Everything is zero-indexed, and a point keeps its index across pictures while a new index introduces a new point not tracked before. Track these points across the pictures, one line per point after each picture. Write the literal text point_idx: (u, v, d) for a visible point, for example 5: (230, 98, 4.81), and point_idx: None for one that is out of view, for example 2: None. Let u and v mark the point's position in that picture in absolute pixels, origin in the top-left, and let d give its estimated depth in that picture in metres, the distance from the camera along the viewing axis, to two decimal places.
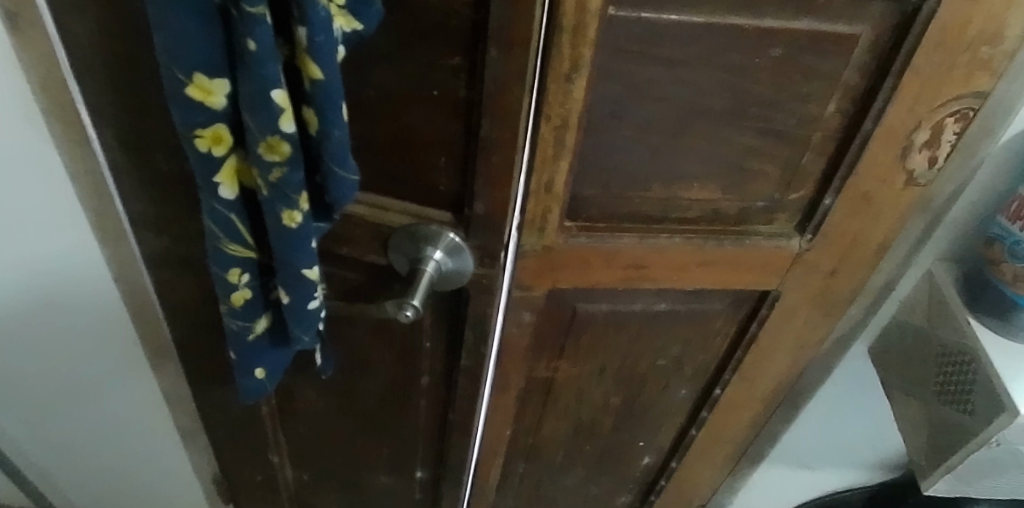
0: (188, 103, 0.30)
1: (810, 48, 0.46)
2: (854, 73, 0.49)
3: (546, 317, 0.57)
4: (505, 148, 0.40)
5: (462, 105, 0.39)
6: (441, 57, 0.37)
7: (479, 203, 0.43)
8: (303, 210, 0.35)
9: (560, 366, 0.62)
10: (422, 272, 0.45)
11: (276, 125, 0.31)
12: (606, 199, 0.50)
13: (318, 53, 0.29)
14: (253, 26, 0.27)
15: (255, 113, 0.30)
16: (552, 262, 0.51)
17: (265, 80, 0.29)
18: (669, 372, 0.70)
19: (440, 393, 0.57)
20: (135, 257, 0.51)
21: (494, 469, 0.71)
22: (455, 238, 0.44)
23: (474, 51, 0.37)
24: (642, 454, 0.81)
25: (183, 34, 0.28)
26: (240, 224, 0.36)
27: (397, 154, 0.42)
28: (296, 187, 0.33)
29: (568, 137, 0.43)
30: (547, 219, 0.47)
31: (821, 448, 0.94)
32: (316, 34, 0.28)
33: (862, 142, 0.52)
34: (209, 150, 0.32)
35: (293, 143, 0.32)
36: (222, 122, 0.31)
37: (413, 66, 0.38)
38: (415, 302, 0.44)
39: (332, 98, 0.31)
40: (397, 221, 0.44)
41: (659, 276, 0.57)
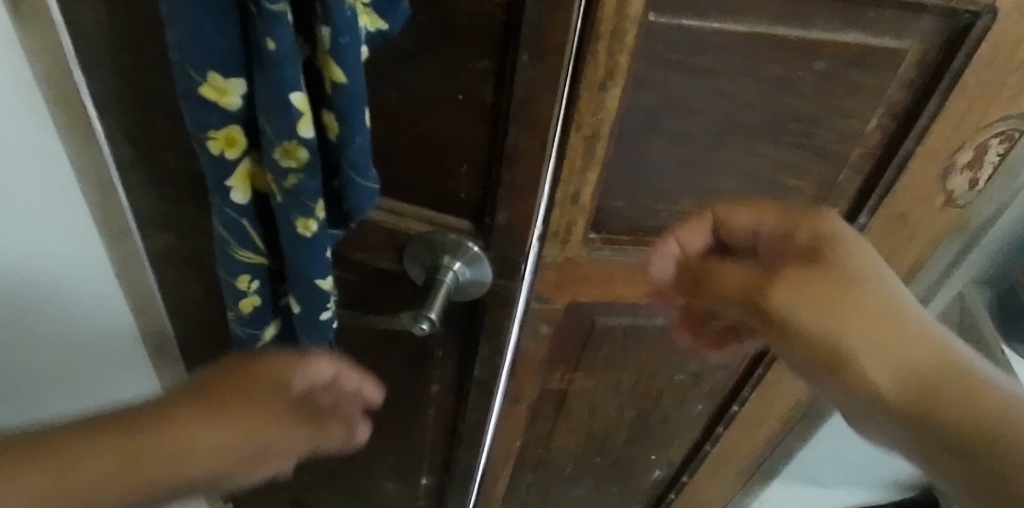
0: (201, 104, 0.29)
1: (855, 62, 0.43)
2: (898, 90, 0.46)
3: (564, 330, 0.54)
4: (531, 158, 0.38)
5: (488, 111, 0.37)
6: (469, 60, 0.35)
7: (501, 213, 0.40)
8: (320, 218, 0.33)
9: (575, 379, 0.60)
10: (439, 283, 0.42)
11: (294, 129, 0.29)
12: (633, 212, 0.48)
13: (341, 55, 0.27)
14: (272, 24, 0.25)
15: (273, 116, 0.28)
16: (573, 275, 0.49)
17: (284, 82, 0.27)
18: (686, 387, 0.68)
19: (450, 402, 0.55)
20: (141, 253, 0.50)
21: (501, 478, 0.69)
22: (474, 248, 0.42)
23: (504, 54, 0.34)
24: (652, 468, 0.79)
25: (198, 30, 0.26)
26: (251, 231, 0.34)
27: (416, 159, 0.40)
28: (313, 195, 0.31)
29: (599, 147, 0.41)
30: (571, 230, 0.45)
31: (836, 463, 0.92)
32: (341, 34, 0.26)
33: (902, 161, 0.50)
34: (222, 153, 0.31)
35: (311, 149, 0.30)
36: (236, 123, 0.30)
37: (438, 68, 0.36)
38: (432, 314, 0.42)
39: (355, 103, 0.29)
40: (414, 229, 0.43)
41: (682, 291, 0.55)
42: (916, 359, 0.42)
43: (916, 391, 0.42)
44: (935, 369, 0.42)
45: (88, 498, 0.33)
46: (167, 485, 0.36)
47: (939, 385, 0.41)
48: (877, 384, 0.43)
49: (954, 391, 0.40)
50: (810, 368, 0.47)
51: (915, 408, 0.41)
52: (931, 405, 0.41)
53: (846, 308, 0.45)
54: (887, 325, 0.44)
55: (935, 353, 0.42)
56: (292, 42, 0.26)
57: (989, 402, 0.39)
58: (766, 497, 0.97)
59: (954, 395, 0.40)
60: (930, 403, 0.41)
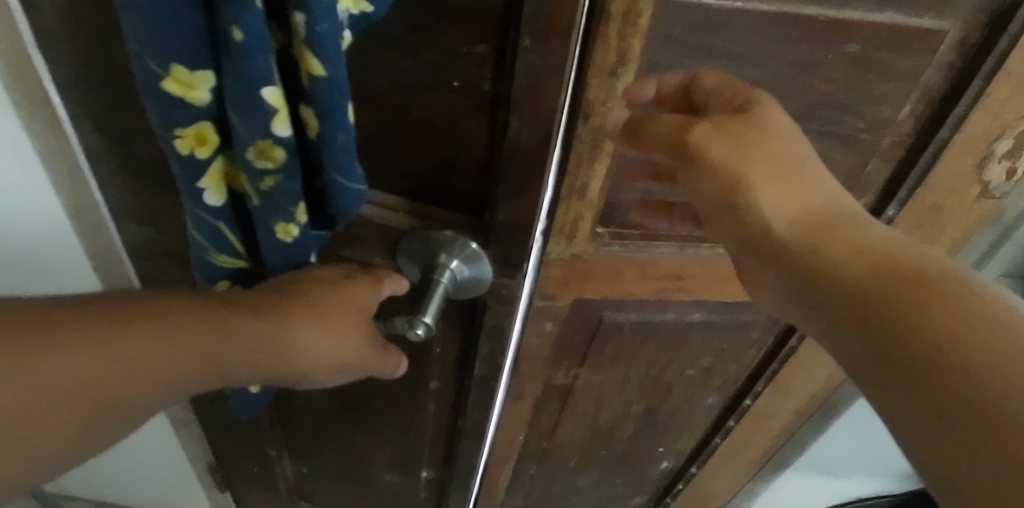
0: (168, 101, 0.27)
1: (890, 45, 0.39)
2: (935, 75, 0.42)
3: (570, 327, 0.52)
4: (534, 151, 0.35)
5: (486, 100, 0.34)
6: (464, 45, 0.32)
7: (502, 209, 0.38)
8: (302, 222, 0.32)
9: (580, 374, 0.58)
10: (436, 283, 0.40)
11: (268, 129, 0.27)
12: (644, 206, 0.44)
13: (318, 45, 0.24)
14: (239, 12, 0.23)
15: (244, 113, 0.26)
16: (579, 272, 0.46)
17: (254, 76, 0.25)
18: (697, 381, 0.66)
19: (449, 398, 0.53)
20: (118, 249, 0.48)
21: (504, 471, 0.68)
22: (473, 245, 0.40)
23: (502, 39, 0.31)
24: (660, 459, 0.77)
25: (156, 25, 0.24)
26: (228, 232, 0.33)
27: (409, 150, 0.37)
28: (291, 196, 0.30)
29: (608, 138, 0.37)
30: (578, 226, 0.42)
31: (849, 454, 0.90)
32: (316, 22, 0.24)
33: (936, 150, 0.46)
34: (192, 152, 0.29)
35: (287, 148, 0.28)
36: (205, 119, 0.28)
37: (431, 54, 0.32)
38: (427, 318, 0.39)
39: (336, 97, 0.26)
40: (407, 224, 0.40)
41: (695, 287, 0.52)
42: (789, 172, 0.36)
43: (806, 251, 0.35)
44: (874, 274, 0.32)
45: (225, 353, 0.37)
46: (271, 370, 0.40)
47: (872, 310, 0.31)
48: (774, 223, 0.36)
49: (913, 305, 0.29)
50: (710, 207, 0.39)
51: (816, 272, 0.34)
52: (882, 316, 0.30)
53: (751, 159, 0.37)
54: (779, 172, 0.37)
55: (856, 229, 0.34)
56: (262, 28, 0.24)
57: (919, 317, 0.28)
58: (777, 487, 0.95)
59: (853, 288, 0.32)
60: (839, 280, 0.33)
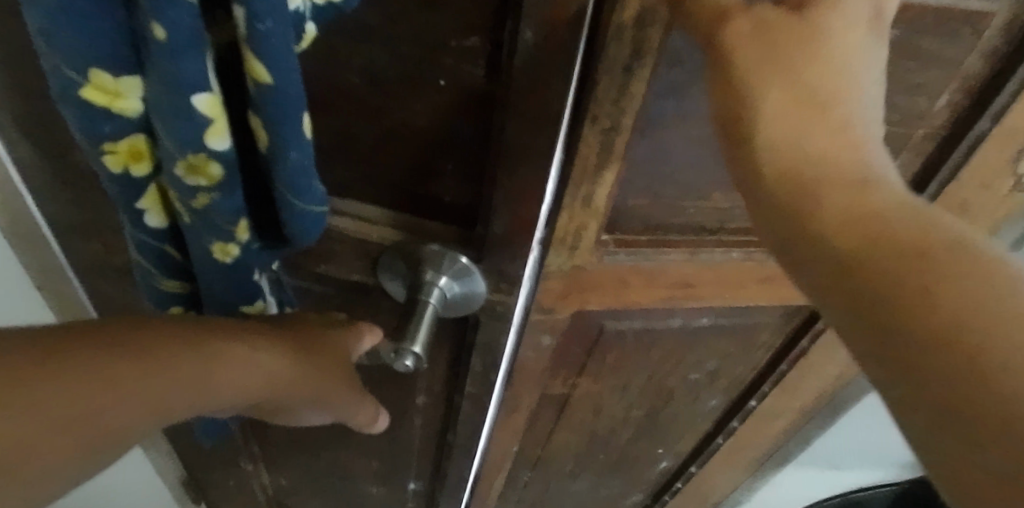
0: (88, 112, 0.22)
1: (932, 30, 0.35)
2: (977, 61, 0.37)
3: (569, 338, 0.48)
4: (533, 157, 0.30)
5: (478, 100, 0.29)
6: (451, 37, 0.27)
7: (496, 221, 0.33)
8: (243, 241, 0.28)
9: (579, 383, 0.54)
10: (424, 304, 0.36)
11: (199, 139, 0.23)
12: (654, 211, 0.40)
13: (261, 45, 0.20)
14: (159, 4, 0.19)
15: (172, 124, 0.22)
16: (580, 283, 0.42)
17: (181, 78, 0.21)
18: (701, 384, 0.62)
19: (438, 413, 0.50)
20: (61, 261, 0.45)
21: (497, 479, 0.64)
22: (465, 260, 0.35)
23: (495, 30, 0.26)
24: (659, 460, 0.74)
25: (64, 20, 0.20)
26: (173, 250, 0.30)
27: (390, 156, 0.32)
28: (229, 215, 0.26)
29: (618, 142, 0.33)
30: (581, 236, 0.38)
31: (853, 448, 0.87)
32: (259, 19, 0.19)
33: (971, 144, 0.42)
34: (126, 169, 0.25)
35: (225, 164, 0.24)
36: (138, 133, 0.24)
37: (413, 48, 0.27)
38: (416, 348, 0.35)
39: (291, 107, 0.22)
40: (389, 237, 0.36)
41: (706, 294, 0.48)
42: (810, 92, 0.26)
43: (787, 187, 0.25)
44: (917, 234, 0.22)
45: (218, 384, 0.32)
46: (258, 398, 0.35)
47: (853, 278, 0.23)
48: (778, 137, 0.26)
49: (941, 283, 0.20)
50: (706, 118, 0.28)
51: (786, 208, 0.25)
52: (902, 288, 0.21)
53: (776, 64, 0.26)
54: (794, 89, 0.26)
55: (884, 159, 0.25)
56: (193, 26, 0.20)
57: (944, 313, 0.20)
58: (777, 480, 0.92)
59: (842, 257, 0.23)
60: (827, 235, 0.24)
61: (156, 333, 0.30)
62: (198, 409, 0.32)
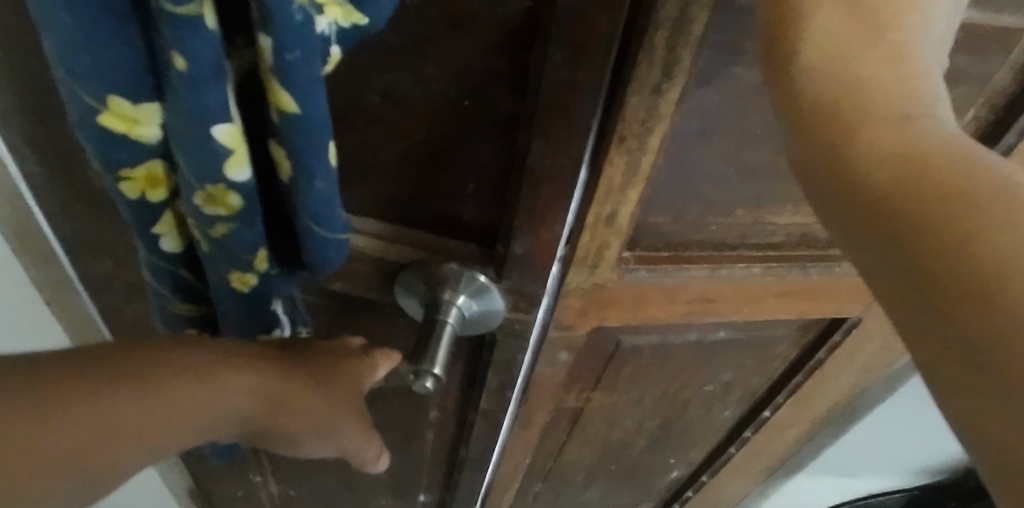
0: (104, 140, 0.22)
1: (963, 46, 0.36)
2: (1007, 76, 0.38)
3: (586, 353, 0.47)
4: (557, 181, 0.29)
5: (502, 120, 0.28)
6: (477, 57, 0.26)
7: (518, 242, 0.32)
8: (262, 271, 0.27)
9: (593, 396, 0.53)
10: (442, 322, 0.35)
11: (220, 173, 0.22)
12: (676, 229, 0.39)
13: (289, 74, 0.19)
14: (182, 36, 0.18)
15: (192, 154, 0.21)
16: (600, 300, 0.41)
17: (203, 111, 0.20)
18: (715, 395, 0.61)
19: (451, 427, 0.49)
20: (70, 276, 0.45)
21: (507, 490, 0.64)
22: (483, 279, 0.35)
23: (522, 51, 0.26)
24: (670, 470, 0.73)
25: (82, 49, 0.19)
26: (188, 274, 0.29)
27: (409, 176, 0.32)
28: (247, 244, 0.25)
29: (644, 163, 0.32)
30: (602, 254, 0.37)
31: (863, 455, 0.86)
32: (288, 50, 0.18)
33: (999, 156, 0.43)
34: (143, 195, 0.24)
35: (244, 193, 0.23)
36: (156, 159, 0.23)
37: (436, 68, 0.27)
38: (435, 370, 0.33)
39: (316, 138, 0.21)
40: (407, 255, 0.35)
41: (724, 309, 0.47)
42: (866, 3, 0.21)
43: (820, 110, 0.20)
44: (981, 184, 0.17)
45: (220, 407, 0.31)
46: (264, 421, 0.34)
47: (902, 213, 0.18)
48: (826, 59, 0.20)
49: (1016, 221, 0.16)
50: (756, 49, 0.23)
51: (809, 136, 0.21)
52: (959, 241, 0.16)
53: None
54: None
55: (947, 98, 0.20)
56: (216, 59, 0.19)
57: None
58: (787, 488, 0.92)
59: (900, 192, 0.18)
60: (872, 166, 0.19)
61: (156, 356, 0.29)
62: (199, 434, 0.31)
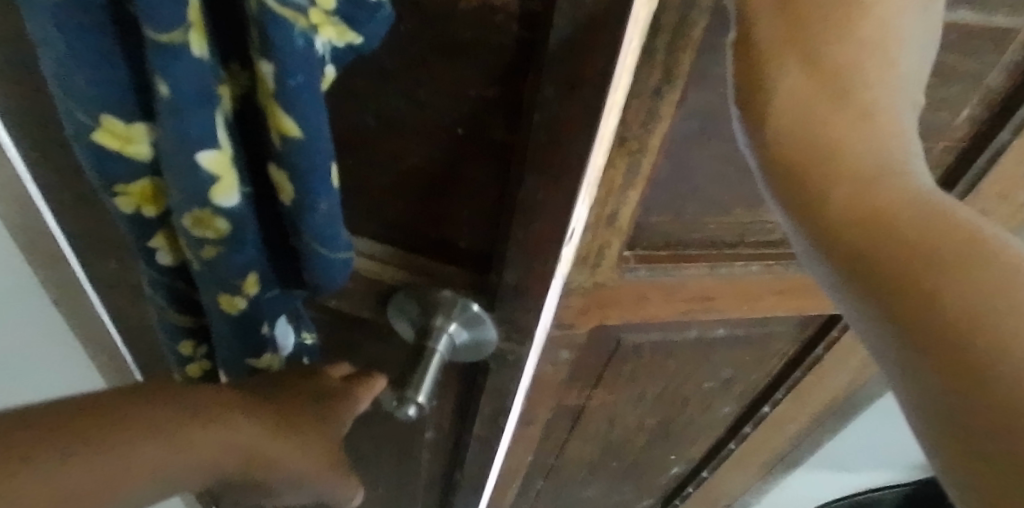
0: (99, 156, 0.23)
1: (956, 45, 0.36)
2: (1000, 76, 0.39)
3: (587, 351, 0.48)
4: (549, 214, 0.29)
5: (496, 149, 0.29)
6: (472, 85, 0.26)
7: (510, 273, 0.32)
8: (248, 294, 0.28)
9: (594, 394, 0.54)
10: (430, 350, 0.36)
11: (208, 194, 0.23)
12: (676, 228, 0.39)
13: (287, 99, 0.20)
14: (169, 62, 0.19)
15: (183, 179, 0.22)
16: (601, 299, 0.42)
17: (188, 134, 0.21)
18: (715, 392, 0.62)
19: (446, 447, 0.49)
20: (76, 274, 0.45)
21: (509, 488, 0.64)
22: (477, 309, 0.35)
23: (516, 82, 0.26)
24: (669, 466, 0.74)
25: (72, 69, 0.20)
26: (183, 289, 0.30)
27: (406, 200, 0.32)
28: (237, 266, 0.26)
29: (645, 163, 0.32)
30: (603, 254, 0.37)
31: (860, 450, 0.87)
32: (286, 76, 0.19)
33: (993, 154, 0.44)
34: (137, 211, 0.25)
35: (232, 218, 0.24)
36: (150, 176, 0.24)
37: (431, 95, 0.27)
38: (420, 400, 0.36)
39: (311, 160, 0.22)
40: (402, 280, 0.35)
41: (724, 306, 0.48)
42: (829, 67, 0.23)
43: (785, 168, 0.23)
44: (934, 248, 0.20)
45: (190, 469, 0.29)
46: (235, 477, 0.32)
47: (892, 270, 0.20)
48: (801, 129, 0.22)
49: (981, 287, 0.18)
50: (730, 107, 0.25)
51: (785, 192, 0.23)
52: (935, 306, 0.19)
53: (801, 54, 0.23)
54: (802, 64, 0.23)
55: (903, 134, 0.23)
56: (203, 81, 0.20)
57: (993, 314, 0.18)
58: (786, 482, 0.92)
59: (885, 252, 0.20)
60: (855, 225, 0.21)
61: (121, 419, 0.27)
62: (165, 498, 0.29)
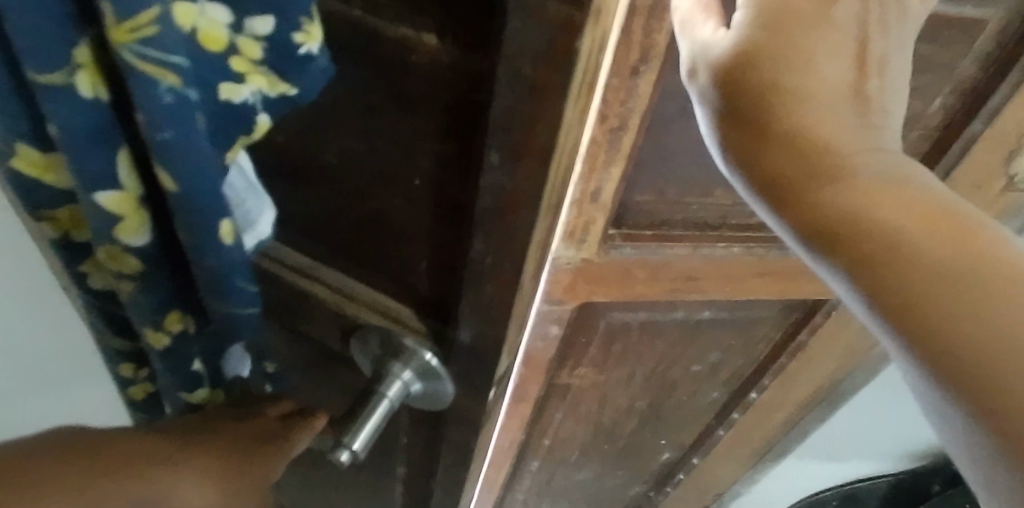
0: (25, 183, 0.29)
1: (928, 36, 0.37)
2: (971, 66, 0.41)
3: (576, 327, 0.50)
4: (498, 281, 0.31)
5: (448, 207, 0.31)
6: (427, 141, 0.29)
7: (463, 329, 0.35)
8: (170, 332, 0.36)
9: (585, 374, 0.56)
10: (382, 393, 0.39)
11: (115, 236, 0.29)
12: (660, 208, 0.41)
13: (167, 152, 0.24)
14: (57, 117, 0.23)
15: (92, 218, 0.28)
16: (588, 275, 0.44)
17: (89, 176, 0.26)
18: (703, 376, 0.64)
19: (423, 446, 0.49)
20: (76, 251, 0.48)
21: (504, 468, 0.66)
22: (432, 359, 0.38)
23: (466, 144, 0.28)
24: (661, 451, 0.76)
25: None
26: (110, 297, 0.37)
27: (376, 231, 0.35)
28: (148, 295, 0.33)
29: (625, 140, 0.35)
30: (589, 230, 0.40)
31: (850, 440, 0.89)
32: (164, 128, 0.23)
33: (966, 144, 0.46)
34: (66, 231, 0.32)
35: (138, 257, 0.31)
36: (65, 206, 0.30)
37: (388, 140, 0.30)
38: (353, 445, 0.38)
39: (184, 208, 0.27)
40: (367, 318, 0.39)
41: (708, 288, 0.50)
42: (817, 143, 0.24)
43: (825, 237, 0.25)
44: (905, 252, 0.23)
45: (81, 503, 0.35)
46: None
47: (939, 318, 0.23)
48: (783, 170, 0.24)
49: (1017, 320, 0.22)
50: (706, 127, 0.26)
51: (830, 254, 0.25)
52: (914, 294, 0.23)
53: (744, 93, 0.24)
54: (795, 147, 0.24)
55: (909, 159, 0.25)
56: (94, 131, 0.24)
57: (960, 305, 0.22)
58: (777, 471, 0.94)
59: (934, 301, 0.23)
60: (902, 281, 0.23)
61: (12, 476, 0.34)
62: None
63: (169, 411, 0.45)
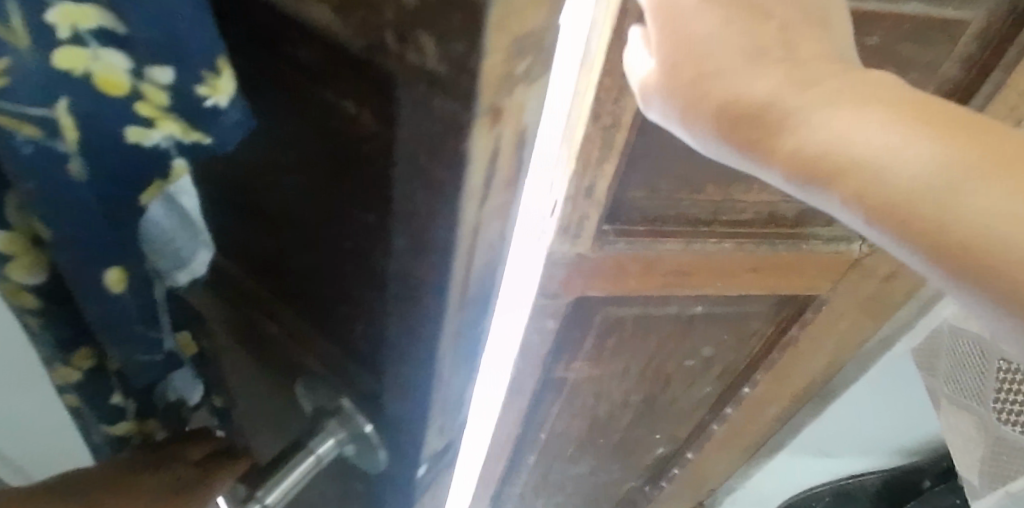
0: None
1: (911, 36, 0.39)
2: (955, 66, 0.42)
3: (571, 321, 0.51)
4: (415, 347, 0.31)
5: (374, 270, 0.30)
6: (354, 209, 0.28)
7: (390, 388, 0.34)
8: (81, 368, 0.39)
9: (580, 367, 0.57)
10: (304, 460, 0.40)
11: (6, 272, 0.32)
12: (652, 204, 0.43)
13: (49, 205, 0.26)
14: None
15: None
16: (583, 270, 0.45)
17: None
18: (697, 371, 0.65)
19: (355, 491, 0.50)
20: None
21: (502, 460, 0.68)
22: (364, 424, 0.38)
23: (382, 222, 0.27)
24: (656, 444, 0.78)
25: None
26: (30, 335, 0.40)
27: (318, 276, 0.35)
28: (51, 331, 0.36)
29: (618, 138, 0.36)
30: (583, 226, 0.41)
31: (843, 435, 0.90)
32: (36, 178, 0.25)
33: None
34: None
35: (33, 301, 0.34)
36: None
37: (328, 198, 0.29)
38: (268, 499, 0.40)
39: (86, 257, 0.28)
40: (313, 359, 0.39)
41: (701, 282, 0.51)
42: (755, 103, 0.25)
43: (808, 178, 0.25)
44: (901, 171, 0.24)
45: None
46: None
47: (937, 210, 0.23)
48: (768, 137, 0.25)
49: (970, 179, 0.22)
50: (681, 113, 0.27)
51: (821, 196, 0.25)
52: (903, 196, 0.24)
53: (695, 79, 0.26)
54: (741, 111, 0.26)
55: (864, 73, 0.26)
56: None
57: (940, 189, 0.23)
58: (771, 466, 0.96)
59: (922, 193, 0.23)
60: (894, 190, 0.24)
61: None
62: None
63: (102, 442, 0.48)
